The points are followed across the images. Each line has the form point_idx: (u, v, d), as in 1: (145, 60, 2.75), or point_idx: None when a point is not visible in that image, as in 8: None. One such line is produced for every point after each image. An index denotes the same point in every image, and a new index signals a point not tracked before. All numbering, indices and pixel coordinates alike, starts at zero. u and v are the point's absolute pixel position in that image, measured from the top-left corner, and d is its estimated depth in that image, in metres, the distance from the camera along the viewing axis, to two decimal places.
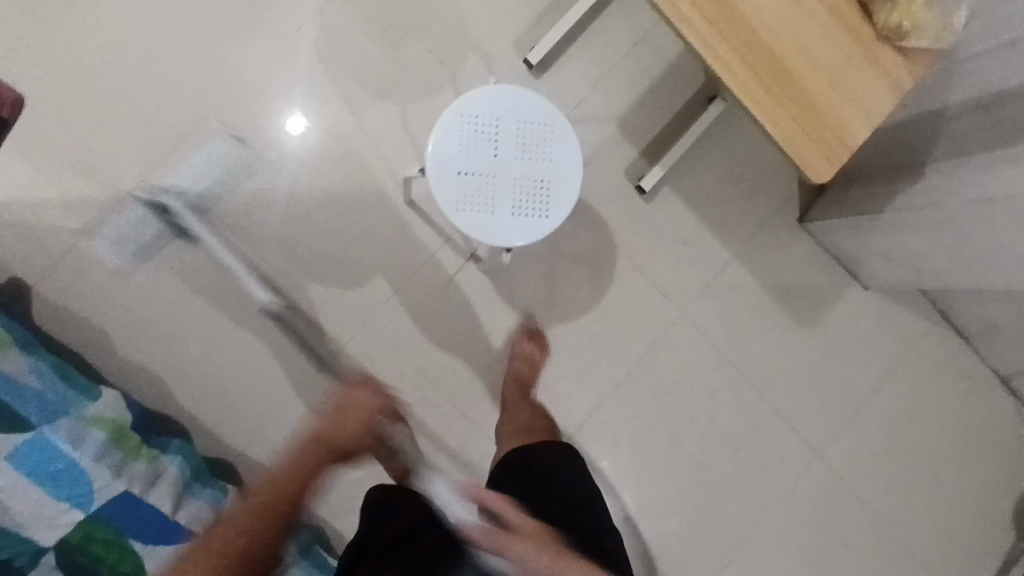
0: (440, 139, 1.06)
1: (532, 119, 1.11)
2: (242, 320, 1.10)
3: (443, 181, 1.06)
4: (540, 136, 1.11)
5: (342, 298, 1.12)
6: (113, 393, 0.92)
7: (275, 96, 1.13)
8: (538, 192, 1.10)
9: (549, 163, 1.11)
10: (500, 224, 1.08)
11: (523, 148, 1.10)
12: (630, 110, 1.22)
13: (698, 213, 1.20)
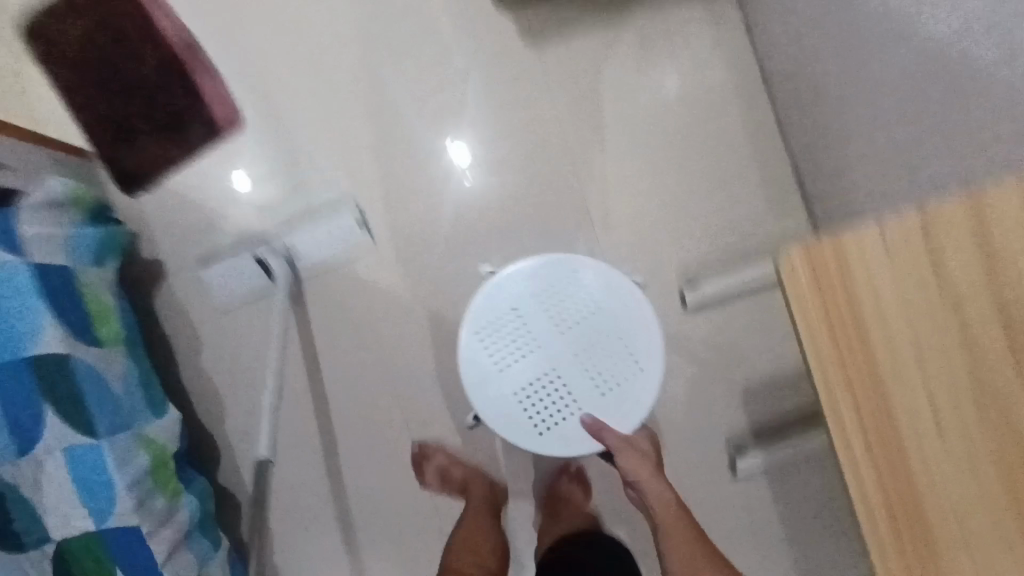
0: (533, 285, 0.94)
1: (629, 341, 0.94)
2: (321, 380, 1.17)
3: (495, 300, 0.94)
4: (614, 358, 0.94)
5: (401, 404, 1.16)
6: (175, 416, 1.01)
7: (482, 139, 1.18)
8: (550, 397, 0.93)
9: (596, 390, 0.93)
10: (489, 386, 0.93)
11: (590, 349, 0.94)
12: (755, 377, 1.16)
13: (786, 518, 1.16)
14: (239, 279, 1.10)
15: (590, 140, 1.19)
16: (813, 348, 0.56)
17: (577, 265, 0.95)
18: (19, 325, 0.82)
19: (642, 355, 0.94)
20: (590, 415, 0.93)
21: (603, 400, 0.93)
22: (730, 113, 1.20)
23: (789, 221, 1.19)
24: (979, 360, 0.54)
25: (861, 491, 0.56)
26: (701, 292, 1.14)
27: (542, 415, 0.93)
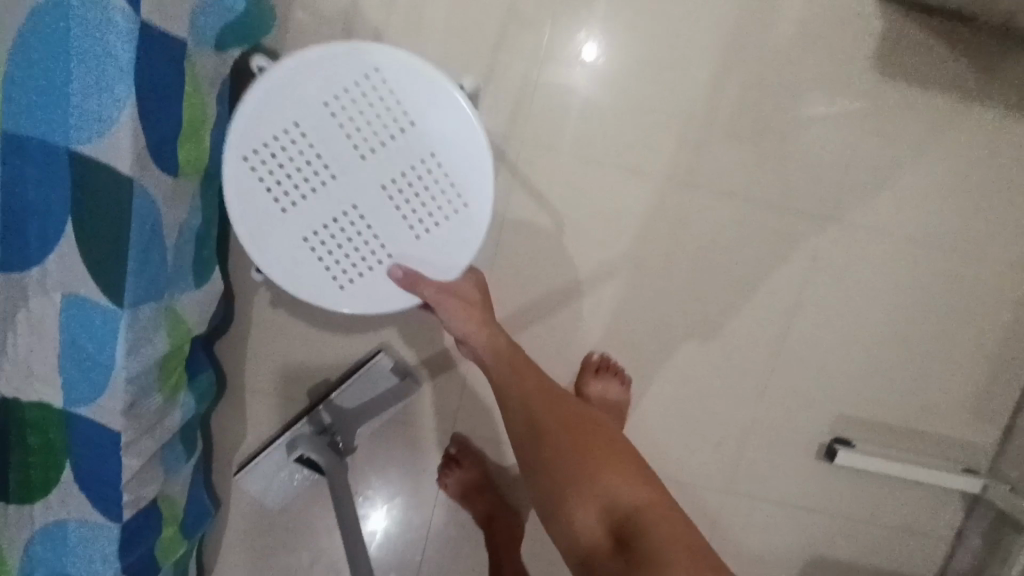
0: (328, 71, 0.56)
1: (431, 163, 0.59)
2: (391, 318, 0.92)
3: (271, 115, 0.57)
4: (434, 189, 0.60)
5: (468, 391, 0.95)
6: (215, 286, 0.74)
7: (722, 154, 0.90)
8: (358, 254, 0.61)
9: (403, 224, 0.61)
10: (269, 234, 0.59)
11: (399, 177, 0.59)
12: (836, 563, 1.05)
13: None
14: (281, 473, 0.89)
15: (852, 235, 0.93)
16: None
17: (403, 74, 0.57)
18: (81, 95, 0.51)
19: (457, 173, 0.60)
20: (405, 263, 0.62)
21: (410, 243, 0.61)
22: (1011, 300, 0.96)
23: (976, 442, 1.00)
24: None
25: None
26: (896, 468, 0.95)
27: (347, 267, 0.61)
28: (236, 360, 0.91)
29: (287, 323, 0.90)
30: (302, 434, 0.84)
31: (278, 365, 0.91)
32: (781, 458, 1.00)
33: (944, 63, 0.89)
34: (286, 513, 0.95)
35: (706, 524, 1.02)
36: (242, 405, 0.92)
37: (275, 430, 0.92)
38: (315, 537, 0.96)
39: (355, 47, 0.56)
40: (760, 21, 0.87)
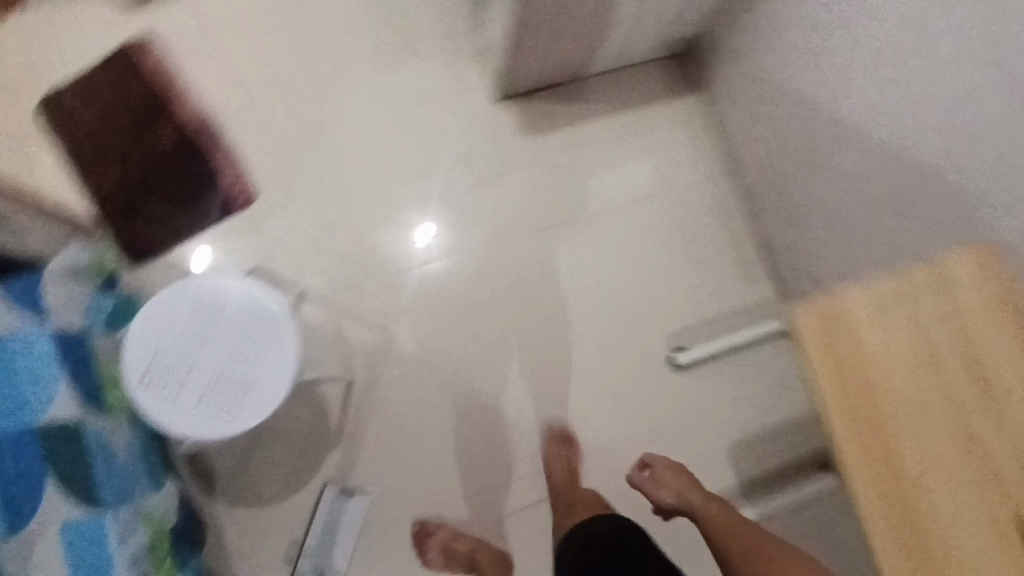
0: (163, 302, 0.84)
1: (248, 320, 0.85)
2: (323, 454, 1.16)
3: (136, 351, 0.83)
4: (259, 333, 0.85)
5: (408, 475, 1.17)
6: (173, 489, 0.97)
7: (481, 220, 1.29)
8: (236, 395, 0.83)
9: (250, 362, 0.84)
10: (170, 420, 0.82)
11: (232, 338, 0.84)
12: (744, 440, 1.28)
13: None
14: None
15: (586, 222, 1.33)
16: (820, 407, 0.65)
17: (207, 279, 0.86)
18: (29, 392, 0.81)
19: (267, 315, 0.86)
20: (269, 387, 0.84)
21: (262, 372, 0.84)
22: (708, 200, 1.36)
23: (763, 295, 1.33)
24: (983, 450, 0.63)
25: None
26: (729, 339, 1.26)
27: (229, 408, 0.83)
28: (221, 549, 1.12)
29: (248, 499, 1.13)
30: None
31: (258, 539, 1.13)
32: (651, 385, 1.28)
33: (566, 103, 1.34)
34: None
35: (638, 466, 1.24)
36: None
37: None
38: None
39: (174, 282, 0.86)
40: (458, 134, 1.31)
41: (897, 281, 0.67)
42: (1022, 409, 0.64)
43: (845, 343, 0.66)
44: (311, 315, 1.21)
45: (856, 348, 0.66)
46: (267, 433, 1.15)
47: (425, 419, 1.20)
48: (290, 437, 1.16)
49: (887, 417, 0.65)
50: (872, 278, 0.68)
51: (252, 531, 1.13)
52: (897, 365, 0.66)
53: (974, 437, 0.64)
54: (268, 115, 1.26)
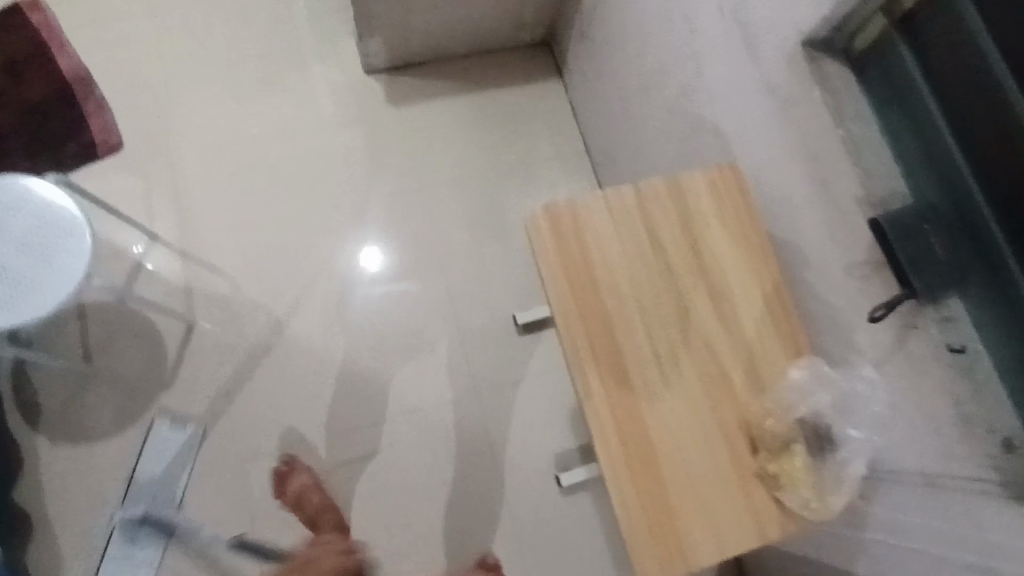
0: None
1: (47, 223, 0.88)
2: (156, 393, 1.17)
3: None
4: (48, 235, 0.87)
5: (239, 418, 1.18)
6: None
7: (341, 179, 1.34)
8: (2, 283, 0.85)
9: (40, 262, 0.86)
10: None
11: (25, 237, 0.87)
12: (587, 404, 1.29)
13: (610, 533, 1.21)
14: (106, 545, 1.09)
15: (446, 187, 1.37)
16: (553, 297, 0.76)
17: (11, 185, 0.89)
18: None
19: (65, 222, 0.88)
20: (45, 283, 0.86)
21: (40, 271, 0.86)
22: (563, 176, 1.42)
23: None
24: (688, 301, 0.79)
25: (609, 451, 0.73)
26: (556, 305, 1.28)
27: (9, 299, 0.85)
28: (33, 483, 1.10)
29: (70, 434, 1.13)
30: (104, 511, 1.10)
31: (74, 475, 1.11)
32: (494, 346, 1.29)
33: (431, 80, 1.43)
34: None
35: (476, 425, 1.24)
36: (48, 516, 1.09)
37: (85, 521, 1.10)
38: None
39: None
40: (325, 100, 1.38)
41: (631, 195, 0.81)
42: (734, 305, 0.80)
43: (579, 247, 0.78)
44: (157, 260, 1.24)
45: (586, 249, 0.78)
46: (99, 369, 1.16)
47: (263, 367, 1.22)
48: (120, 376, 1.17)
49: (614, 307, 0.77)
50: (613, 189, 0.81)
51: (70, 466, 1.12)
52: (625, 265, 0.79)
53: (691, 324, 0.78)
54: (142, 71, 1.33)
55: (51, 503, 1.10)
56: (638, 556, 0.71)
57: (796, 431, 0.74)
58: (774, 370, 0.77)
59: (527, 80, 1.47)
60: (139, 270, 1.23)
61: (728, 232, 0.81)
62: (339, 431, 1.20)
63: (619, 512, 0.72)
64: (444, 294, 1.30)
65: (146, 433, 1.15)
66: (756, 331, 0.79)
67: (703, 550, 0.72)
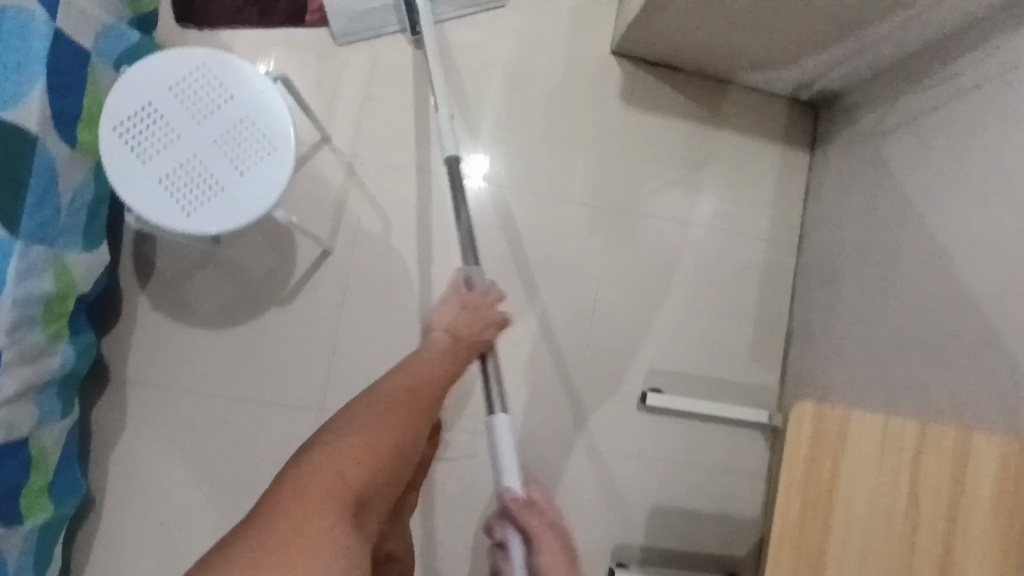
0: (167, 66, 0.74)
1: (256, 128, 0.75)
2: (269, 303, 1.10)
3: (131, 92, 0.73)
4: (255, 142, 0.75)
5: (337, 364, 1.12)
6: (105, 257, 0.89)
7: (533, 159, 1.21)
8: (191, 178, 0.74)
9: (234, 170, 0.75)
10: (131, 183, 0.72)
11: (228, 133, 0.74)
12: (669, 507, 1.20)
13: None
14: (21, 417, 0.79)
15: (633, 220, 1.23)
16: (779, 506, 0.67)
17: (227, 65, 0.75)
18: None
19: (275, 132, 0.76)
20: (237, 195, 0.74)
21: (235, 181, 0.74)
22: (758, 262, 1.25)
23: (763, 384, 1.24)
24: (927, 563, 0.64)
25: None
26: (690, 403, 1.16)
27: (191, 201, 0.73)
28: (123, 341, 1.05)
29: (174, 308, 1.07)
30: (32, 370, 0.79)
31: (164, 354, 1.07)
32: (607, 406, 1.20)
33: (676, 94, 1.25)
34: (162, 474, 1.06)
35: (554, 476, 1.17)
36: (127, 380, 1.05)
37: (158, 399, 1.07)
38: (188, 496, 1.06)
39: (188, 50, 0.74)
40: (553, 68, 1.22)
41: (914, 436, 0.65)
42: None
43: (829, 468, 0.66)
44: (322, 164, 1.12)
45: (836, 474, 0.66)
46: (224, 255, 1.09)
47: (379, 324, 1.13)
48: (242, 270, 1.09)
49: (835, 549, 0.67)
50: (896, 416, 0.66)
51: (163, 340, 1.07)
52: (869, 510, 0.66)
53: None
54: None
55: (133, 368, 1.06)
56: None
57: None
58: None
59: (772, 138, 1.27)
60: (300, 168, 1.11)
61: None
62: None
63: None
64: (581, 329, 1.20)
65: (245, 338, 1.09)
66: None
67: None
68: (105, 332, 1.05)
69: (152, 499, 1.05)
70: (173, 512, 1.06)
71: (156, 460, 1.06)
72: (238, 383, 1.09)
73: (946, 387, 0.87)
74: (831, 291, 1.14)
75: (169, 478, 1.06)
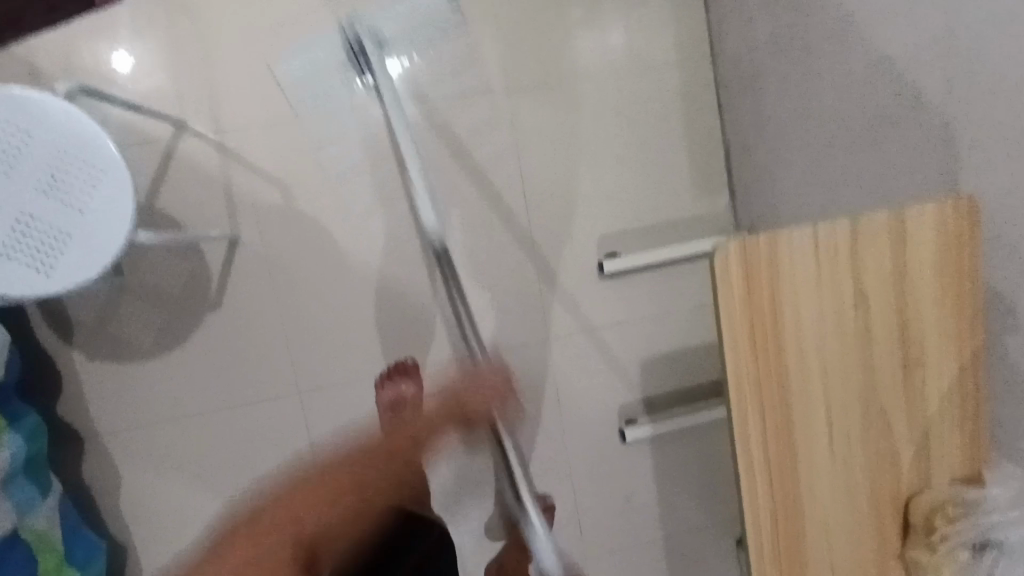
0: None
1: (73, 161, 0.68)
2: (197, 312, 1.04)
3: None
4: (79, 176, 0.68)
5: (293, 346, 1.08)
6: (4, 339, 0.84)
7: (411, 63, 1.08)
8: (30, 236, 0.68)
9: (71, 211, 0.68)
10: None
11: (46, 176, 0.68)
12: (658, 357, 1.22)
13: (659, 476, 1.25)
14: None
15: (535, 92, 1.14)
16: (731, 353, 0.63)
17: (9, 101, 0.66)
18: None
19: (95, 157, 0.68)
20: (86, 237, 0.69)
21: (78, 224, 0.69)
22: (677, 90, 1.17)
23: (713, 212, 1.21)
24: (879, 330, 0.66)
25: (756, 526, 0.66)
26: (651, 258, 1.14)
27: (42, 260, 0.68)
28: (78, 398, 1.03)
29: (109, 350, 1.02)
30: None
31: (121, 396, 1.04)
32: (570, 287, 1.18)
33: None
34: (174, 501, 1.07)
35: (542, 367, 1.19)
36: (101, 433, 1.04)
37: (137, 440, 1.05)
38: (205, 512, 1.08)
39: None
40: None
41: (845, 236, 0.64)
42: (927, 336, 0.67)
43: (769, 293, 0.63)
44: (188, 153, 1.01)
45: (777, 298, 0.63)
46: (132, 282, 1.02)
47: (319, 292, 1.08)
48: (157, 289, 1.03)
49: (794, 371, 0.64)
50: (824, 221, 0.63)
51: (113, 384, 1.03)
52: (818, 320, 0.64)
53: (875, 370, 0.66)
54: None
55: (99, 419, 1.04)
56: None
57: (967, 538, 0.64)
58: (951, 454, 0.69)
59: None
60: (166, 164, 1.01)
61: (943, 288, 0.67)
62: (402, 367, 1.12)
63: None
64: (520, 223, 1.16)
65: (192, 352, 1.05)
66: (940, 364, 0.67)
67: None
68: (58, 396, 1.02)
69: (174, 525, 1.08)
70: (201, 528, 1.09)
71: (160, 492, 1.07)
72: (203, 398, 1.06)
73: (881, 157, 0.84)
74: (756, 94, 1.07)
75: (181, 503, 1.08)
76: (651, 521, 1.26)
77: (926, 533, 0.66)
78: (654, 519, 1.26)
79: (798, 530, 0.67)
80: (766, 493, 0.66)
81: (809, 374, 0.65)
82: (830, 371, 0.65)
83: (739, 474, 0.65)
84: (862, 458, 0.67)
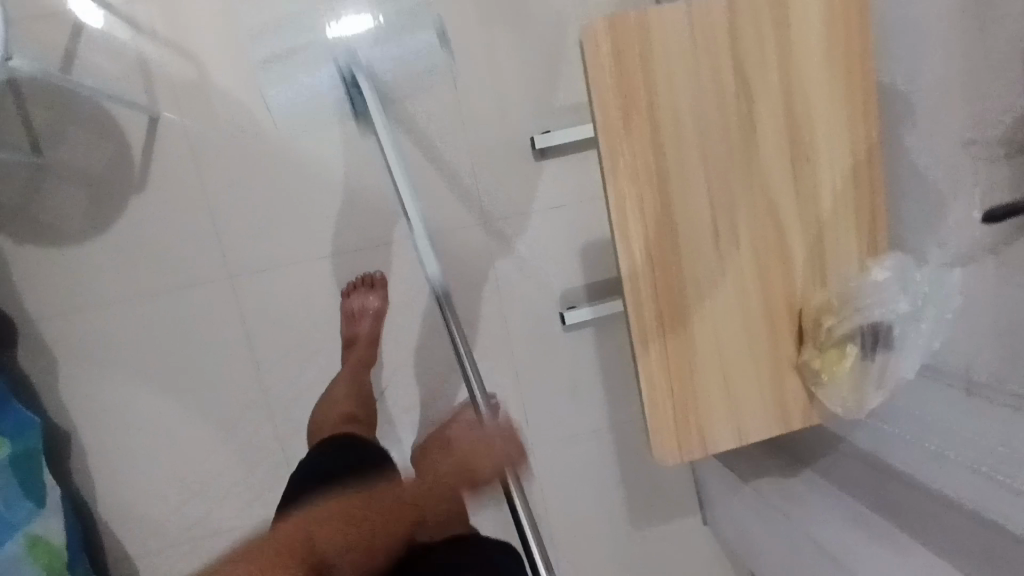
0: None
1: None
2: (121, 193, 1.03)
3: None
4: None
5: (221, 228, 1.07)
6: None
7: None
8: None
9: None
10: None
11: None
12: (600, 243, 1.19)
13: (604, 364, 1.23)
14: None
15: None
16: (603, 141, 0.61)
17: None
18: None
19: None
20: None
21: None
22: None
23: None
24: (763, 119, 0.63)
25: (642, 326, 0.64)
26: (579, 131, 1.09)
27: None
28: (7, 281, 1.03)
29: (34, 233, 1.02)
30: None
31: (47, 279, 1.03)
32: (506, 169, 1.14)
33: None
34: (106, 386, 1.07)
35: (480, 254, 1.16)
36: (29, 317, 1.04)
37: (65, 324, 1.05)
38: (139, 398, 1.07)
39: None
40: None
41: (723, 13, 0.61)
42: (818, 129, 0.64)
43: (643, 79, 0.61)
44: (101, 32, 1.01)
45: (651, 83, 0.61)
46: (53, 163, 1.01)
47: (242, 175, 1.06)
48: (80, 170, 1.02)
49: (673, 161, 0.63)
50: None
51: (39, 268, 1.03)
52: (697, 107, 0.62)
53: (760, 163, 0.64)
54: None
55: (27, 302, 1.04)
56: (657, 432, 0.67)
57: (855, 330, 0.65)
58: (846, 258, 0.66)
59: None
60: (78, 39, 1.00)
61: (835, 77, 0.63)
62: (335, 251, 1.10)
63: (643, 392, 0.66)
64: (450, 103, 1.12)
65: (117, 235, 1.04)
66: (834, 159, 0.65)
67: (724, 434, 0.68)
68: None
69: (107, 412, 1.07)
70: (138, 418, 1.08)
71: (92, 378, 1.06)
72: (132, 281, 1.05)
73: None
74: None
75: (114, 388, 1.07)
76: (599, 411, 1.24)
77: (817, 335, 0.65)
78: (603, 408, 1.24)
79: (685, 331, 0.66)
80: (649, 291, 0.64)
81: (688, 164, 0.63)
82: (710, 162, 0.63)
83: (620, 271, 0.64)
84: (750, 256, 0.65)
